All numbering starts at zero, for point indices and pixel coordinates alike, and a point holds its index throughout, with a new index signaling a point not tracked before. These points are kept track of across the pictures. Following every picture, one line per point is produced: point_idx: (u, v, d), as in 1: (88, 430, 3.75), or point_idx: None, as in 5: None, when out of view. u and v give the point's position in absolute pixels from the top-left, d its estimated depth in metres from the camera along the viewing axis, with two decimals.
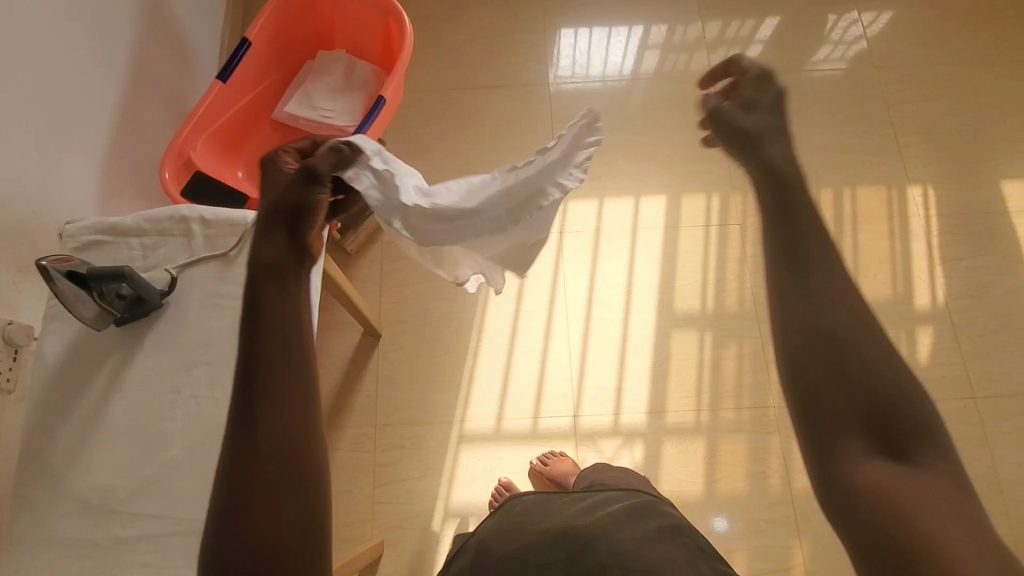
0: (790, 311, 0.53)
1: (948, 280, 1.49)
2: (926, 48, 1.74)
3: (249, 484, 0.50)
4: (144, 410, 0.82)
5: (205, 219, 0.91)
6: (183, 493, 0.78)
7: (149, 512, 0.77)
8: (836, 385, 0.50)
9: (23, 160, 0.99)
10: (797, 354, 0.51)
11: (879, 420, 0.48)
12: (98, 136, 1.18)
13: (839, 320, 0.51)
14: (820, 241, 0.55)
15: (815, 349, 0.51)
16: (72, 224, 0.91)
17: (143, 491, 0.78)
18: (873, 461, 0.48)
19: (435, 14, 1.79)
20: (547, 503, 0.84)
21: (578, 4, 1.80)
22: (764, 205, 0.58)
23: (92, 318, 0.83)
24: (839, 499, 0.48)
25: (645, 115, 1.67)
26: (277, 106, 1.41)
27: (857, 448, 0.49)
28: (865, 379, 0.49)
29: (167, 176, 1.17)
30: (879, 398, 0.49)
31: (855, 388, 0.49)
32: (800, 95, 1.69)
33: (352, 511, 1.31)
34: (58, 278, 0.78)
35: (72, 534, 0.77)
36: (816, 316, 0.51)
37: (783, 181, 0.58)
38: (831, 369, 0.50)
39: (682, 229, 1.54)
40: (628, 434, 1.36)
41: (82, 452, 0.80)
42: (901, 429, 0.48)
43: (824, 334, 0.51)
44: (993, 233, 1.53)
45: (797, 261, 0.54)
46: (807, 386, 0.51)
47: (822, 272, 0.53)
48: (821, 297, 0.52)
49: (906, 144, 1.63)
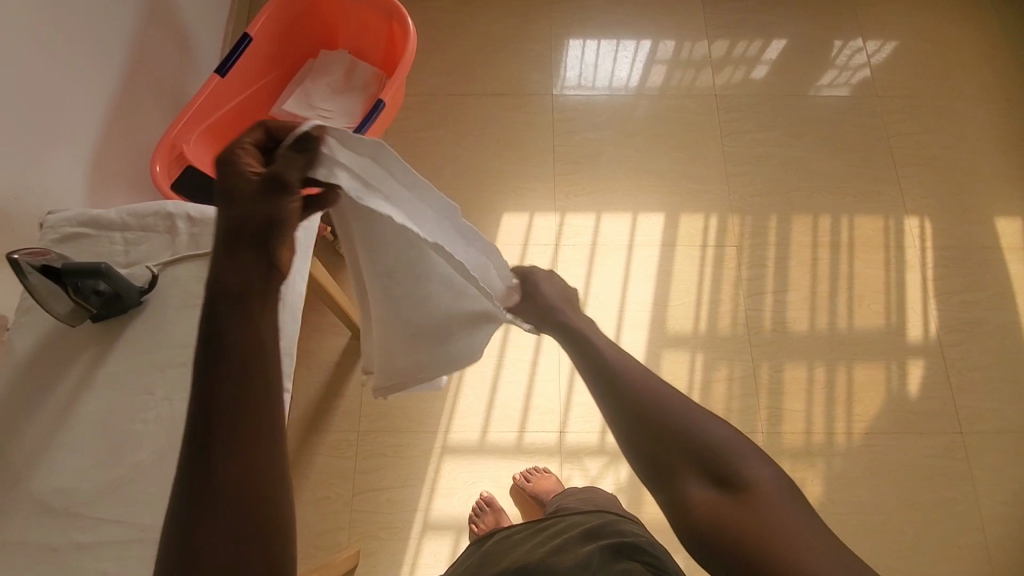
0: (605, 395, 0.64)
1: (941, 314, 1.48)
2: (930, 80, 1.75)
3: (206, 488, 0.46)
4: (116, 410, 0.80)
5: (192, 217, 0.89)
6: (149, 499, 0.76)
7: (113, 517, 0.75)
8: (650, 448, 0.59)
9: (9, 146, 0.97)
10: (627, 434, 0.61)
11: (703, 461, 0.57)
12: (89, 125, 1.16)
13: (643, 397, 0.62)
14: (593, 342, 0.67)
15: (627, 426, 0.61)
16: (53, 215, 0.89)
17: (108, 495, 0.76)
18: (713, 510, 0.55)
19: (442, 18, 1.78)
20: (512, 538, 0.84)
21: (587, 16, 1.79)
22: (555, 328, 0.71)
23: (66, 314, 0.81)
24: (703, 548, 0.55)
25: (647, 131, 1.66)
26: (276, 104, 1.39)
27: (698, 487, 0.57)
28: (678, 432, 0.58)
29: (158, 169, 1.15)
30: (688, 448, 0.58)
31: (661, 449, 0.59)
32: (803, 120, 1.69)
33: (329, 518, 1.28)
34: (31, 273, 0.76)
35: (31, 537, 0.74)
36: (624, 397, 0.61)
37: (559, 318, 0.71)
38: (649, 433, 0.59)
39: (679, 248, 1.53)
40: (613, 453, 1.34)
41: (48, 451, 0.78)
42: (723, 460, 0.56)
43: (635, 406, 0.61)
44: (987, 268, 1.53)
45: (596, 353, 0.66)
46: (635, 453, 0.60)
47: (608, 359, 0.65)
48: (619, 373, 0.63)
49: (906, 175, 1.63)
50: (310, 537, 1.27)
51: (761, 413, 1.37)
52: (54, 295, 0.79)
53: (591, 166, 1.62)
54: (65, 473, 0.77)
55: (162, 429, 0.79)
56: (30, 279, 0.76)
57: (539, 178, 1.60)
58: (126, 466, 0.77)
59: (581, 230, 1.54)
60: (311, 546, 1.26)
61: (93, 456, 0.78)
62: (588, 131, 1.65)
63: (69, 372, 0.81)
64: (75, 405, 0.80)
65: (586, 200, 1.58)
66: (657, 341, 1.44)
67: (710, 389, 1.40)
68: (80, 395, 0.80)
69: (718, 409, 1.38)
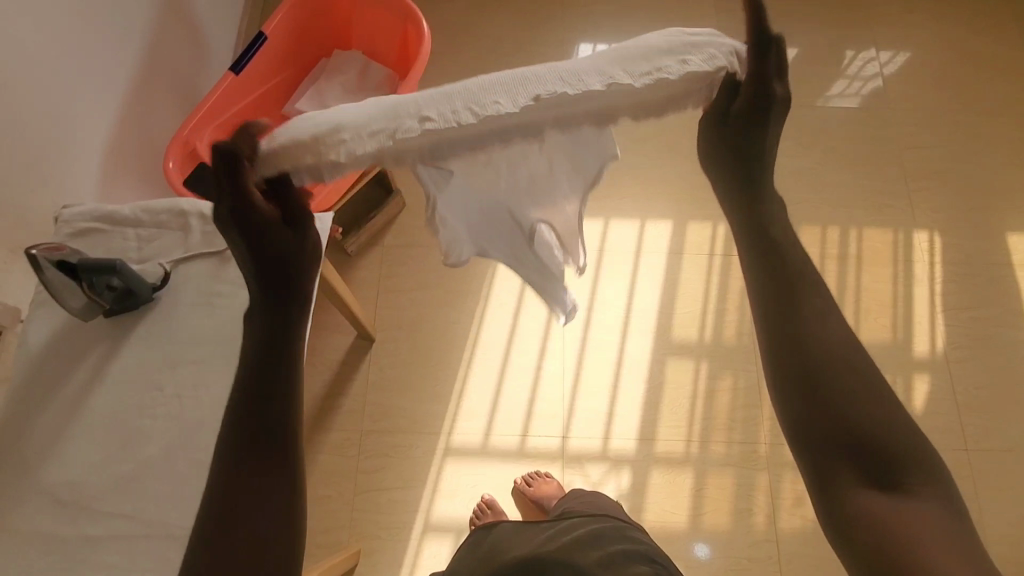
0: (764, 308, 0.54)
1: (948, 329, 1.48)
2: (942, 93, 1.74)
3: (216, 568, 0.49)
4: (126, 405, 0.81)
5: (205, 215, 0.89)
6: (155, 495, 0.76)
7: (120, 511, 0.76)
8: (804, 375, 0.50)
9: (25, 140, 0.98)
10: (778, 347, 0.52)
11: (868, 451, 0.48)
12: (104, 120, 1.17)
13: (814, 321, 0.52)
14: (786, 265, 0.55)
15: (789, 361, 0.51)
16: (68, 209, 0.90)
17: (116, 489, 0.77)
18: (843, 465, 0.49)
19: (455, 20, 1.79)
20: (518, 534, 0.82)
21: (599, 21, 1.80)
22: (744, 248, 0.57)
23: (80, 309, 0.81)
24: (835, 520, 0.48)
25: (656, 138, 1.66)
26: (288, 103, 1.40)
27: (849, 479, 0.49)
28: (847, 405, 0.49)
29: (171, 166, 1.16)
30: (849, 394, 0.49)
31: (817, 381, 0.50)
32: (813, 130, 1.69)
33: (331, 516, 1.29)
34: (47, 267, 0.77)
35: (39, 528, 0.75)
36: (794, 350, 0.51)
37: (755, 228, 0.57)
38: (812, 401, 0.50)
39: (686, 255, 1.53)
40: (616, 460, 1.34)
41: (57, 444, 0.79)
42: (894, 453, 0.48)
43: (798, 335, 0.51)
44: (996, 284, 1.52)
45: (777, 267, 0.54)
46: (789, 384, 0.51)
47: (795, 292, 0.53)
48: (800, 288, 0.53)
49: (916, 188, 1.63)
50: (312, 534, 1.28)
51: (764, 424, 1.37)
52: (70, 291, 0.80)
53: None
54: (74, 466, 0.78)
55: (171, 426, 0.79)
56: (47, 275, 0.77)
57: None
58: (134, 461, 0.78)
59: (588, 235, 1.54)
60: (313, 543, 1.27)
61: (103, 450, 0.79)
62: None
63: (81, 366, 0.82)
64: (85, 398, 0.81)
65: (594, 206, 1.58)
66: (661, 349, 1.44)
67: (714, 398, 1.40)
68: (91, 389, 0.81)
69: (721, 418, 1.38)
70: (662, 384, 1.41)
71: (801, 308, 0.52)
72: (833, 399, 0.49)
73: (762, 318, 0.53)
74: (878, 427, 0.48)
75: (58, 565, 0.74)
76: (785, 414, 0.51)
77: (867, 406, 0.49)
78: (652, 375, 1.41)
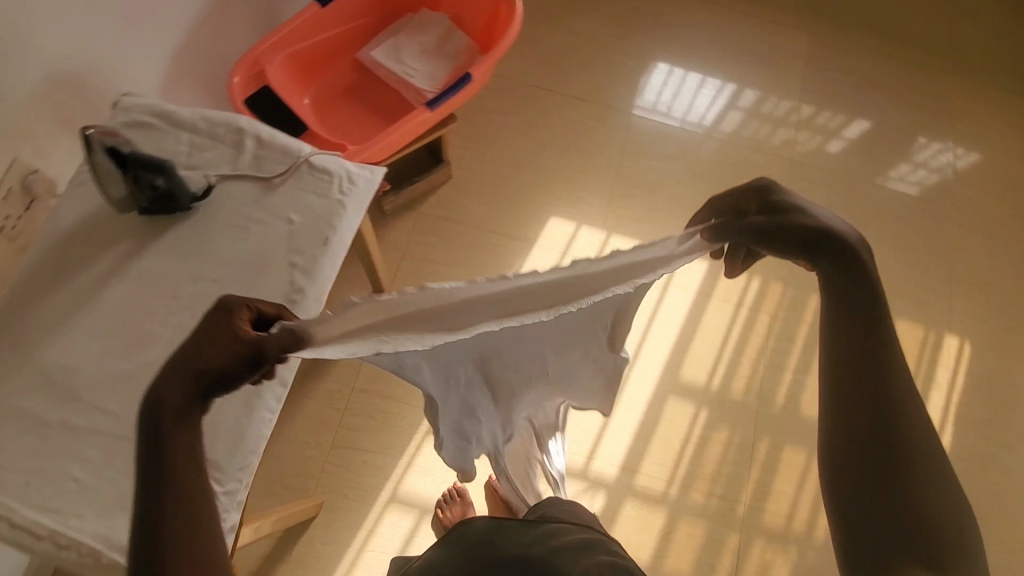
0: (847, 330, 0.53)
1: (956, 441, 1.45)
2: (1007, 204, 1.70)
3: None
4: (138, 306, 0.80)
5: (261, 139, 0.88)
6: (144, 401, 0.76)
7: (106, 408, 0.75)
8: (874, 410, 0.51)
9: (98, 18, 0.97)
10: (842, 360, 0.52)
11: (926, 526, 0.47)
12: (182, 19, 1.16)
13: (879, 348, 0.52)
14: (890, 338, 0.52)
15: (851, 434, 0.51)
16: (130, 99, 0.89)
17: (108, 385, 0.76)
18: (885, 517, 0.48)
19: (544, 8, 1.76)
20: (495, 531, 0.76)
21: (685, 45, 1.76)
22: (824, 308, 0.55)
23: (118, 203, 0.82)
24: None
25: (714, 175, 1.63)
26: (363, 48, 1.38)
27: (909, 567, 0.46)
28: (907, 475, 0.49)
29: (235, 80, 1.16)
30: (904, 430, 0.50)
31: (878, 412, 0.50)
32: (867, 206, 1.65)
33: (302, 463, 1.29)
34: (98, 151, 0.78)
35: (25, 403, 0.75)
36: (863, 414, 0.51)
37: (850, 270, 0.52)
38: (864, 460, 0.50)
39: (713, 299, 1.50)
40: (593, 482, 1.33)
41: (63, 325, 0.78)
42: (947, 539, 0.47)
43: (868, 361, 0.52)
44: (1015, 409, 1.49)
45: (860, 340, 0.52)
46: (850, 450, 0.51)
47: (888, 363, 0.52)
48: (873, 314, 0.52)
49: (957, 292, 1.59)
50: (280, 475, 1.28)
51: (748, 486, 1.35)
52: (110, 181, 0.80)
53: (648, 194, 1.59)
54: (73, 351, 0.77)
55: (176, 337, 0.79)
56: (94, 158, 0.78)
57: (593, 191, 1.58)
58: (131, 362, 0.77)
59: None
60: (279, 484, 1.27)
61: (104, 343, 0.78)
62: (654, 159, 1.62)
63: (102, 256, 0.82)
64: (99, 289, 0.80)
65: (635, 227, 1.55)
66: (666, 385, 1.42)
67: (705, 447, 1.37)
68: (107, 282, 0.81)
69: (707, 469, 1.36)
70: (657, 420, 1.39)
71: (881, 334, 0.52)
72: (889, 436, 0.50)
73: (848, 344, 0.52)
74: (923, 481, 0.49)
75: (34, 444, 0.73)
76: (837, 430, 0.52)
77: (925, 479, 0.49)
78: (650, 408, 1.39)
